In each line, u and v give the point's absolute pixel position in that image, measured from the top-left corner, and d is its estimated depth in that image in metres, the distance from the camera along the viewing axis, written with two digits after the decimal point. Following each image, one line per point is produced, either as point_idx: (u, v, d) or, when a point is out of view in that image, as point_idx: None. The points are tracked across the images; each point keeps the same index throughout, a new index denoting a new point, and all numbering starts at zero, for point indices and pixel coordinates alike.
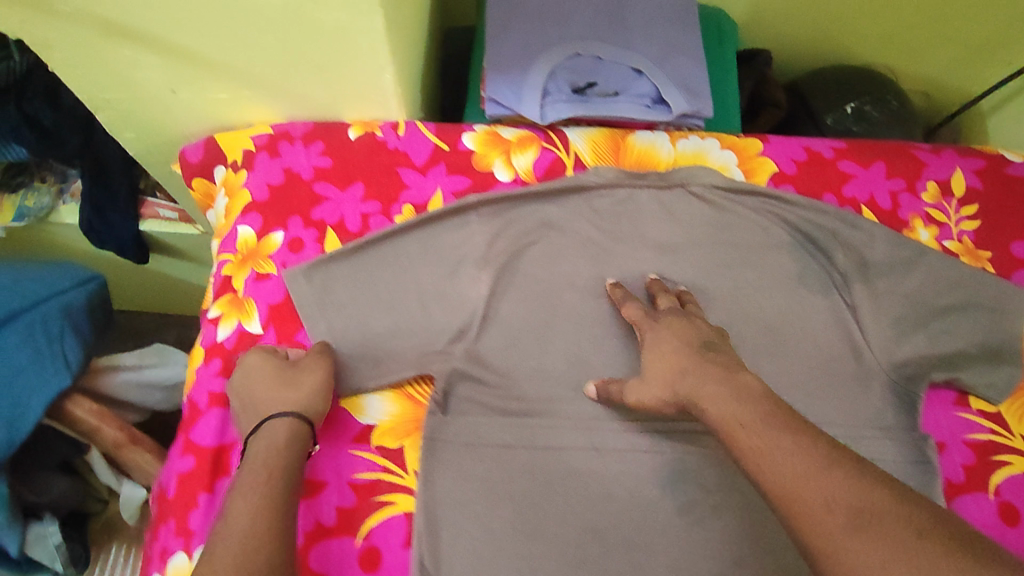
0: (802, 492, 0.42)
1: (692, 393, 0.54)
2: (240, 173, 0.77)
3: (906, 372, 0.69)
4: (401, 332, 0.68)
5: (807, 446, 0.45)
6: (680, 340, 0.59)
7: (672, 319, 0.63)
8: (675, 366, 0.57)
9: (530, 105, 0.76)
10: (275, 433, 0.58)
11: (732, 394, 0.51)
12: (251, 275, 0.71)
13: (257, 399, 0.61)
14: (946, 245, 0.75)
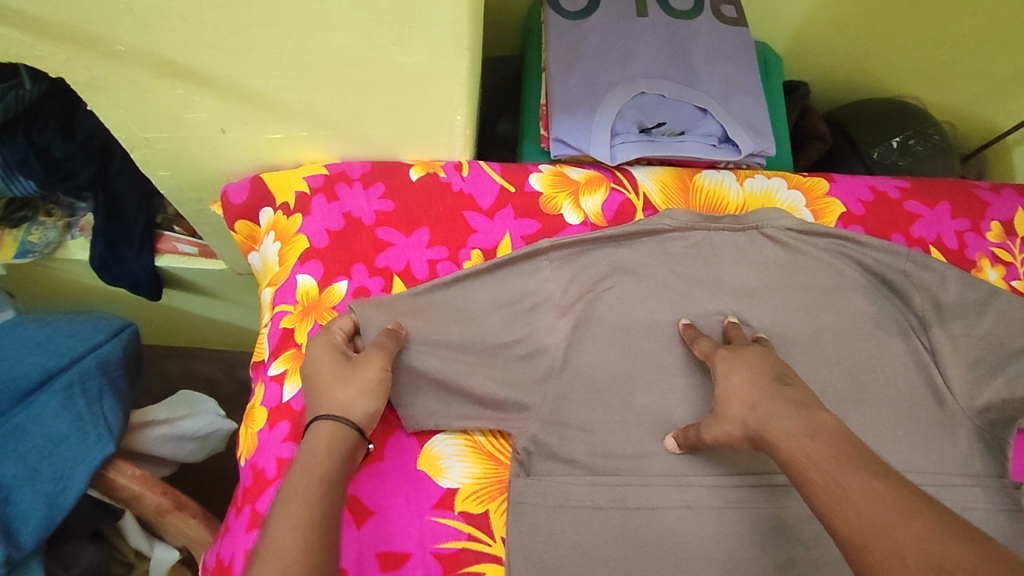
0: (864, 536, 0.40)
1: (767, 428, 0.51)
2: (295, 217, 0.73)
3: (989, 417, 0.68)
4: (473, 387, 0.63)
5: (884, 487, 0.42)
6: (751, 375, 0.56)
7: (746, 355, 0.59)
8: (750, 400, 0.54)
9: (600, 146, 0.75)
10: (324, 431, 0.53)
11: (812, 432, 0.48)
12: (314, 328, 0.66)
13: (312, 389, 0.57)
14: (1014, 285, 0.75)
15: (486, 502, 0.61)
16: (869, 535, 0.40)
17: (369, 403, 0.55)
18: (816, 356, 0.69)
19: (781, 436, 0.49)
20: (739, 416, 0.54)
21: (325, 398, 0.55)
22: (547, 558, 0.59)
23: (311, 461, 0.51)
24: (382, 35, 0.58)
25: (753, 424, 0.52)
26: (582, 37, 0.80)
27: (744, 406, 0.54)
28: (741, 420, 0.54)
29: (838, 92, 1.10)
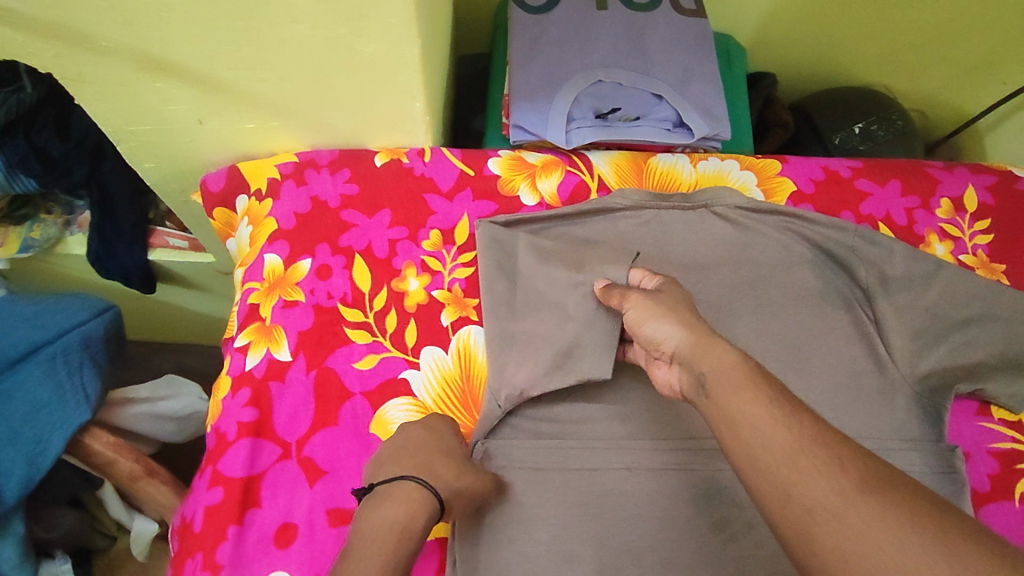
0: (773, 467, 0.40)
1: (694, 354, 0.51)
2: (265, 202, 0.78)
3: (930, 384, 0.69)
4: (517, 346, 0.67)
5: (793, 422, 0.42)
6: (681, 302, 0.57)
7: (673, 290, 0.59)
8: (684, 324, 0.53)
9: (556, 130, 0.78)
10: (405, 486, 0.54)
11: (731, 364, 0.48)
12: (279, 303, 0.70)
13: (424, 449, 0.58)
14: (961, 259, 0.77)
15: None
16: (789, 465, 0.40)
17: (459, 496, 0.57)
18: (760, 328, 0.71)
19: (707, 367, 0.49)
20: (671, 334, 0.53)
21: (418, 462, 0.56)
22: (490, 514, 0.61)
23: (386, 517, 0.51)
24: (342, 26, 0.62)
25: (684, 343, 0.52)
26: (544, 29, 0.83)
27: (675, 327, 0.54)
28: (674, 338, 0.53)
29: (806, 82, 1.13)
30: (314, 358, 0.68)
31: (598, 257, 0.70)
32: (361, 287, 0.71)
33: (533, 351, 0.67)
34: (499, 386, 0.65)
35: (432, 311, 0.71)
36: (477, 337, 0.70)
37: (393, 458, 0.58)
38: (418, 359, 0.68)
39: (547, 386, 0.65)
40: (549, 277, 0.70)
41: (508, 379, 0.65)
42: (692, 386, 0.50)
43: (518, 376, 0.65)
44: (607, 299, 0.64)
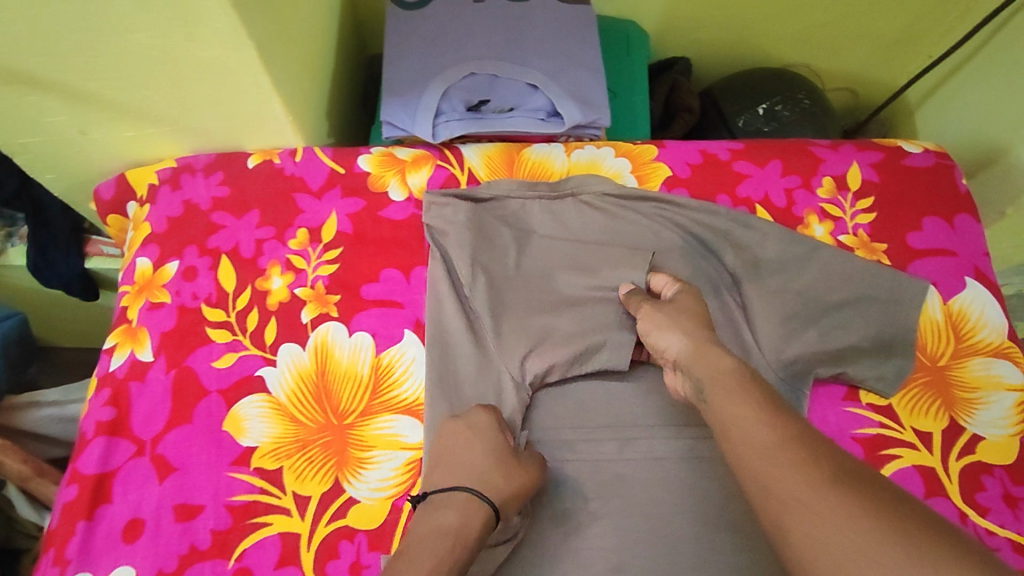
0: (752, 460, 0.44)
1: (693, 361, 0.55)
2: (145, 208, 0.80)
3: (794, 369, 0.66)
4: (541, 343, 0.67)
5: (776, 422, 0.45)
6: (691, 311, 0.61)
7: (687, 298, 0.63)
8: (686, 333, 0.58)
9: (422, 125, 0.78)
10: (459, 497, 0.53)
11: (727, 370, 0.52)
12: (145, 305, 0.72)
13: (471, 448, 0.58)
14: (841, 240, 0.74)
15: (283, 459, 0.64)
16: (767, 459, 0.43)
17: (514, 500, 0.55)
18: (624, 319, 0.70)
19: (704, 373, 0.53)
20: (673, 343, 0.58)
21: (462, 473, 0.56)
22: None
23: (439, 526, 0.51)
24: (174, 31, 0.63)
25: (684, 352, 0.56)
26: (417, 24, 0.84)
27: (677, 336, 0.58)
28: (677, 347, 0.57)
29: (724, 66, 1.10)
30: (175, 357, 0.69)
31: (613, 264, 0.71)
32: (226, 287, 0.73)
33: (553, 342, 0.67)
34: (517, 377, 0.65)
35: (292, 309, 0.72)
36: (334, 332, 0.70)
37: (442, 467, 0.57)
38: (275, 356, 0.69)
39: (564, 374, 0.66)
40: (566, 278, 0.71)
41: (527, 368, 0.65)
42: (693, 391, 0.54)
43: (536, 363, 0.65)
44: (626, 306, 0.67)
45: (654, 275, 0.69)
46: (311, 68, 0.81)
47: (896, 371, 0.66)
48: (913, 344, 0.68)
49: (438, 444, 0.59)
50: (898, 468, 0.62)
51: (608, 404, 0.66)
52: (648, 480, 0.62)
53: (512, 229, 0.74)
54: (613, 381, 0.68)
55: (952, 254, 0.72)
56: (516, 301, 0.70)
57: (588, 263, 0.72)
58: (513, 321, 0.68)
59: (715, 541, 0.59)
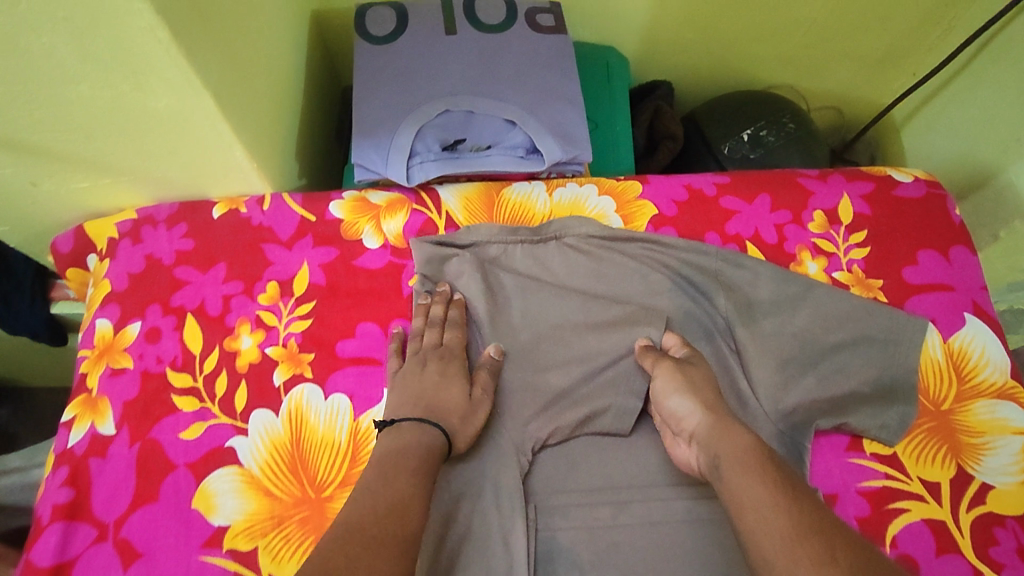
0: (769, 552, 0.45)
1: (710, 437, 0.55)
2: (104, 263, 0.75)
3: (794, 420, 0.64)
4: (551, 406, 0.65)
5: (792, 512, 0.47)
6: (707, 381, 0.60)
7: (702, 365, 0.63)
8: (704, 404, 0.57)
9: (396, 168, 0.75)
10: (428, 431, 0.58)
11: (747, 449, 0.52)
12: (106, 371, 0.68)
13: (433, 389, 0.62)
14: (835, 277, 0.71)
15: (258, 538, 0.60)
16: (786, 555, 0.44)
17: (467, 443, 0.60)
18: (615, 371, 0.67)
19: (723, 450, 0.53)
20: (689, 412, 0.58)
21: (430, 408, 0.60)
22: (462, 554, 0.58)
23: (408, 449, 0.56)
24: (122, 83, 0.58)
25: (702, 425, 0.56)
26: (386, 61, 0.80)
27: (695, 406, 0.58)
28: (694, 418, 0.57)
29: (707, 88, 1.08)
30: (139, 429, 0.65)
31: (631, 316, 0.69)
32: (192, 349, 0.68)
33: (559, 406, 0.65)
34: (522, 439, 0.63)
35: (263, 370, 0.68)
36: (309, 395, 0.67)
37: (410, 399, 0.61)
38: (247, 424, 0.65)
39: (568, 435, 0.64)
40: (577, 332, 0.68)
41: (530, 432, 0.64)
42: (708, 465, 0.54)
43: (539, 427, 0.64)
44: (643, 359, 0.65)
45: (664, 334, 0.67)
46: (277, 111, 0.77)
47: (899, 419, 0.64)
48: (913, 387, 0.65)
49: (402, 378, 0.64)
50: (908, 523, 0.60)
51: (600, 461, 0.64)
52: (646, 545, 0.59)
53: (513, 278, 0.71)
54: (617, 440, 0.65)
55: (948, 289, 0.70)
56: (516, 358, 0.67)
57: (605, 315, 0.69)
58: (517, 379, 0.66)
59: None
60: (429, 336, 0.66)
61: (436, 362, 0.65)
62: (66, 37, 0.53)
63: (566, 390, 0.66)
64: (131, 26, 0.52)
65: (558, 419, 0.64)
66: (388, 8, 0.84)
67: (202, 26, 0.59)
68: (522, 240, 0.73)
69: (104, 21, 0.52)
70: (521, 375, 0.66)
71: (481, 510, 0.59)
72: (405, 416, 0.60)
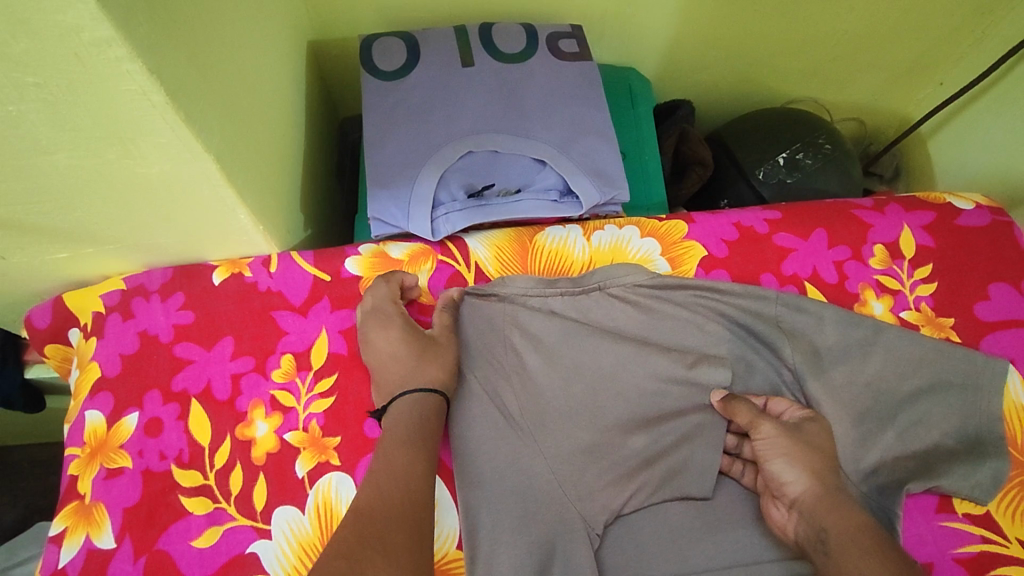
0: None
1: (818, 508, 0.53)
2: (89, 341, 0.66)
3: (879, 482, 0.58)
4: (614, 481, 0.58)
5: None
6: (821, 448, 0.58)
7: (816, 432, 0.59)
8: (814, 472, 0.55)
9: (419, 220, 0.68)
10: (420, 404, 0.57)
11: (858, 529, 0.51)
12: (100, 473, 0.59)
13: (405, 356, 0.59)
14: (903, 317, 0.66)
15: None
16: None
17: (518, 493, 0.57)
18: (679, 434, 0.61)
19: (833, 526, 0.51)
20: (796, 477, 0.55)
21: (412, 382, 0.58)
22: None
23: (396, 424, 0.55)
24: (105, 150, 0.50)
25: (807, 496, 0.54)
26: (399, 99, 0.73)
27: (804, 472, 0.56)
28: (802, 484, 0.55)
29: (727, 104, 1.03)
30: (143, 541, 0.56)
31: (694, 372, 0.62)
32: (199, 440, 0.60)
33: (627, 475, 0.59)
34: (590, 514, 0.57)
35: (283, 459, 0.59)
36: (337, 485, 0.59)
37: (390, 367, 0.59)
38: (269, 525, 0.57)
39: (642, 505, 0.59)
40: (635, 388, 0.62)
41: (601, 505, 0.58)
42: (808, 536, 0.52)
43: (609, 501, 0.58)
44: (727, 412, 0.60)
45: (770, 399, 0.62)
46: (282, 159, 0.69)
47: (992, 476, 0.58)
48: (1001, 438, 0.60)
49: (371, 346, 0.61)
50: None
51: (673, 542, 0.57)
52: None
53: (558, 329, 0.64)
54: (692, 515, 0.59)
55: None
56: (571, 421, 0.60)
57: (673, 366, 0.62)
58: (574, 446, 0.59)
59: None
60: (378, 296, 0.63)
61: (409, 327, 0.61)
62: (38, 105, 0.45)
63: (628, 458, 0.60)
64: (117, 89, 0.45)
65: (627, 495, 0.58)
66: (397, 38, 0.77)
67: (200, 82, 0.51)
68: (564, 292, 0.65)
69: (83, 85, 0.44)
70: (576, 438, 0.60)
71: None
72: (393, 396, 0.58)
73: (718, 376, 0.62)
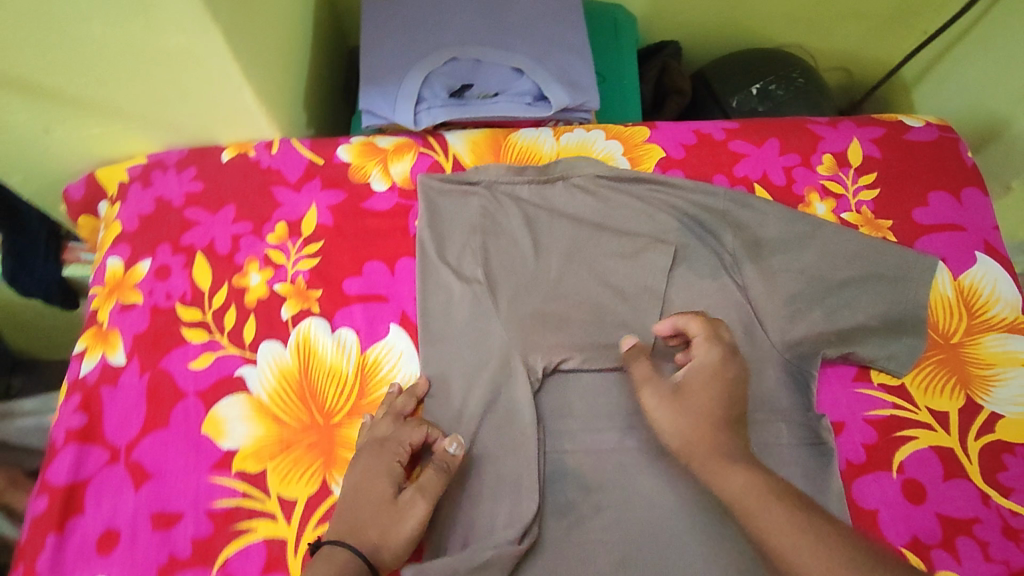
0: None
1: (707, 468, 0.53)
2: (115, 206, 0.76)
3: (799, 351, 0.64)
4: (549, 324, 0.66)
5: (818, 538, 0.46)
6: (702, 397, 0.56)
7: (694, 381, 0.57)
8: (682, 427, 0.55)
9: (404, 112, 0.76)
10: (347, 555, 0.51)
11: (748, 485, 0.51)
12: (117, 306, 0.68)
13: (353, 510, 0.54)
14: (844, 218, 0.71)
15: (266, 461, 0.61)
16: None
17: (471, 339, 0.65)
18: (623, 304, 0.67)
19: (724, 487, 0.52)
20: (675, 431, 0.55)
21: (362, 522, 0.53)
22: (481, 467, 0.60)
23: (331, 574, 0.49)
24: (132, 19, 0.60)
25: (690, 450, 0.54)
26: (395, 11, 0.81)
27: (681, 430, 0.55)
28: (678, 442, 0.55)
29: (714, 47, 1.08)
30: (149, 360, 0.66)
31: (645, 251, 0.69)
32: (200, 285, 0.69)
33: (571, 331, 0.66)
34: (532, 357, 0.64)
35: (272, 306, 0.68)
36: (316, 329, 0.67)
37: (340, 511, 0.55)
38: (255, 355, 0.66)
39: (582, 361, 0.64)
40: (587, 265, 0.69)
41: (542, 353, 0.64)
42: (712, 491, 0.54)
43: (550, 352, 0.64)
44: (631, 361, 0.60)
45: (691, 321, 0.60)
46: (287, 57, 0.78)
47: (908, 351, 0.63)
48: (923, 321, 0.65)
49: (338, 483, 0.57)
50: (916, 450, 0.60)
51: (608, 392, 0.64)
52: (652, 470, 0.60)
53: (521, 210, 0.71)
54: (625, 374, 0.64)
55: (960, 228, 0.69)
56: (524, 288, 0.68)
57: (623, 249, 0.69)
58: (517, 304, 0.67)
59: (724, 529, 0.58)
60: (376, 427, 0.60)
61: (372, 456, 0.57)
62: None
63: (571, 320, 0.66)
64: None
65: (570, 356, 0.64)
66: None
67: None
68: (532, 179, 0.72)
69: None
70: (531, 300, 0.67)
71: (500, 423, 0.61)
72: (334, 534, 0.53)
73: (661, 255, 0.69)
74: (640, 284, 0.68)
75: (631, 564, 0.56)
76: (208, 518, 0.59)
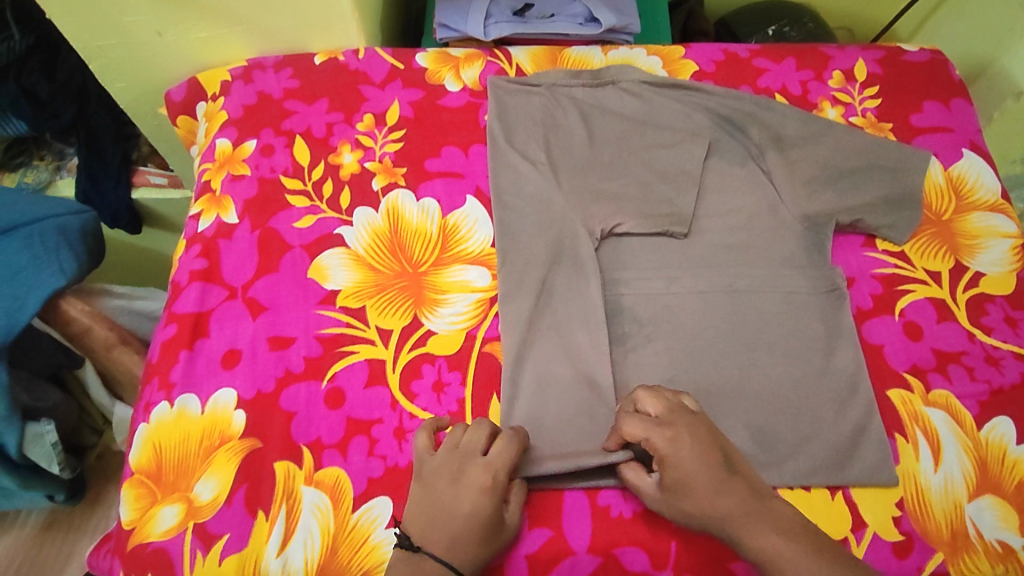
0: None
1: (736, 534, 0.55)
2: (218, 100, 0.87)
3: (815, 221, 0.76)
4: (603, 198, 0.77)
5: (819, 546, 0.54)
6: (699, 470, 0.56)
7: (685, 455, 0.57)
8: (697, 509, 0.56)
9: (475, 25, 0.89)
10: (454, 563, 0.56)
11: (780, 537, 0.53)
12: (227, 177, 0.79)
13: (450, 522, 0.57)
14: (852, 121, 0.83)
15: (365, 299, 0.72)
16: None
17: (537, 205, 0.76)
18: (666, 183, 0.78)
19: (759, 546, 0.54)
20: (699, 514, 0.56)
21: (459, 533, 0.57)
22: (550, 306, 0.71)
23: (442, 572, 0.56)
24: None
25: (720, 525, 0.55)
26: None
27: (696, 511, 0.56)
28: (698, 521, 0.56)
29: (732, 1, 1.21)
30: (258, 219, 0.76)
31: (683, 143, 0.80)
32: (301, 161, 0.80)
33: (625, 204, 0.76)
34: (591, 221, 0.75)
35: (363, 179, 0.79)
36: (402, 198, 0.78)
37: (438, 522, 0.57)
38: (351, 218, 0.76)
39: (634, 225, 0.75)
40: (634, 152, 0.80)
41: (599, 218, 0.75)
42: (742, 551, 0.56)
43: (605, 217, 0.75)
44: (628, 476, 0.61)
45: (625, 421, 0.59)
46: None
47: (906, 221, 0.76)
48: (919, 202, 0.77)
49: (431, 490, 0.59)
50: (914, 300, 0.72)
51: (655, 251, 0.75)
52: (694, 310, 0.71)
53: (577, 108, 0.82)
54: (669, 239, 0.76)
55: (949, 131, 0.82)
56: (582, 167, 0.79)
57: (663, 141, 0.81)
58: (576, 180, 0.78)
59: (755, 357, 0.69)
60: (470, 437, 0.62)
61: (475, 475, 0.59)
62: None
63: (624, 195, 0.77)
64: None
65: (623, 221, 0.75)
66: None
67: None
68: (586, 84, 0.84)
69: None
70: (589, 177, 0.78)
71: (566, 272, 0.73)
72: (429, 537, 0.57)
73: (697, 146, 0.80)
74: (681, 168, 0.79)
75: (678, 381, 0.68)
76: (316, 342, 0.70)
